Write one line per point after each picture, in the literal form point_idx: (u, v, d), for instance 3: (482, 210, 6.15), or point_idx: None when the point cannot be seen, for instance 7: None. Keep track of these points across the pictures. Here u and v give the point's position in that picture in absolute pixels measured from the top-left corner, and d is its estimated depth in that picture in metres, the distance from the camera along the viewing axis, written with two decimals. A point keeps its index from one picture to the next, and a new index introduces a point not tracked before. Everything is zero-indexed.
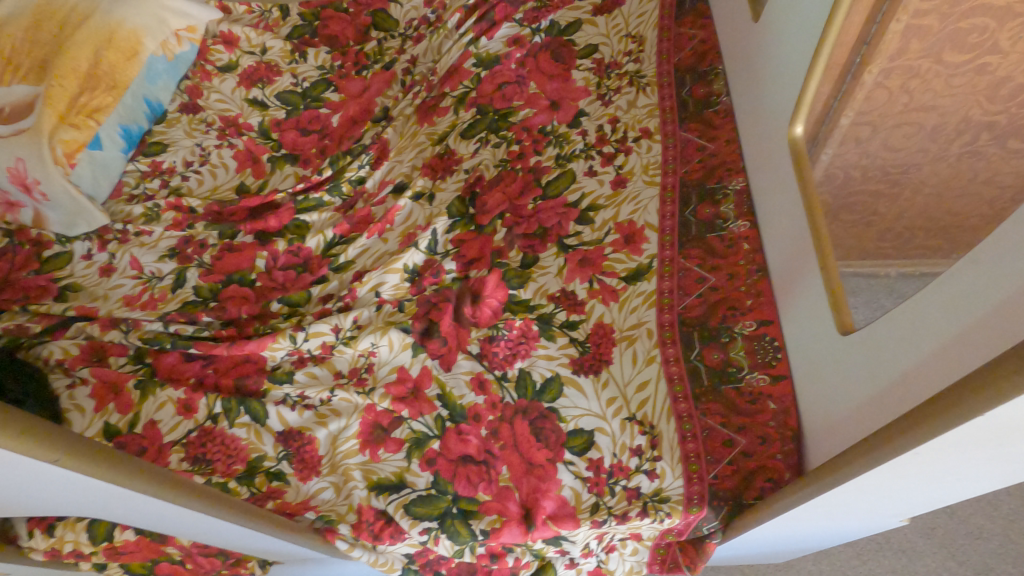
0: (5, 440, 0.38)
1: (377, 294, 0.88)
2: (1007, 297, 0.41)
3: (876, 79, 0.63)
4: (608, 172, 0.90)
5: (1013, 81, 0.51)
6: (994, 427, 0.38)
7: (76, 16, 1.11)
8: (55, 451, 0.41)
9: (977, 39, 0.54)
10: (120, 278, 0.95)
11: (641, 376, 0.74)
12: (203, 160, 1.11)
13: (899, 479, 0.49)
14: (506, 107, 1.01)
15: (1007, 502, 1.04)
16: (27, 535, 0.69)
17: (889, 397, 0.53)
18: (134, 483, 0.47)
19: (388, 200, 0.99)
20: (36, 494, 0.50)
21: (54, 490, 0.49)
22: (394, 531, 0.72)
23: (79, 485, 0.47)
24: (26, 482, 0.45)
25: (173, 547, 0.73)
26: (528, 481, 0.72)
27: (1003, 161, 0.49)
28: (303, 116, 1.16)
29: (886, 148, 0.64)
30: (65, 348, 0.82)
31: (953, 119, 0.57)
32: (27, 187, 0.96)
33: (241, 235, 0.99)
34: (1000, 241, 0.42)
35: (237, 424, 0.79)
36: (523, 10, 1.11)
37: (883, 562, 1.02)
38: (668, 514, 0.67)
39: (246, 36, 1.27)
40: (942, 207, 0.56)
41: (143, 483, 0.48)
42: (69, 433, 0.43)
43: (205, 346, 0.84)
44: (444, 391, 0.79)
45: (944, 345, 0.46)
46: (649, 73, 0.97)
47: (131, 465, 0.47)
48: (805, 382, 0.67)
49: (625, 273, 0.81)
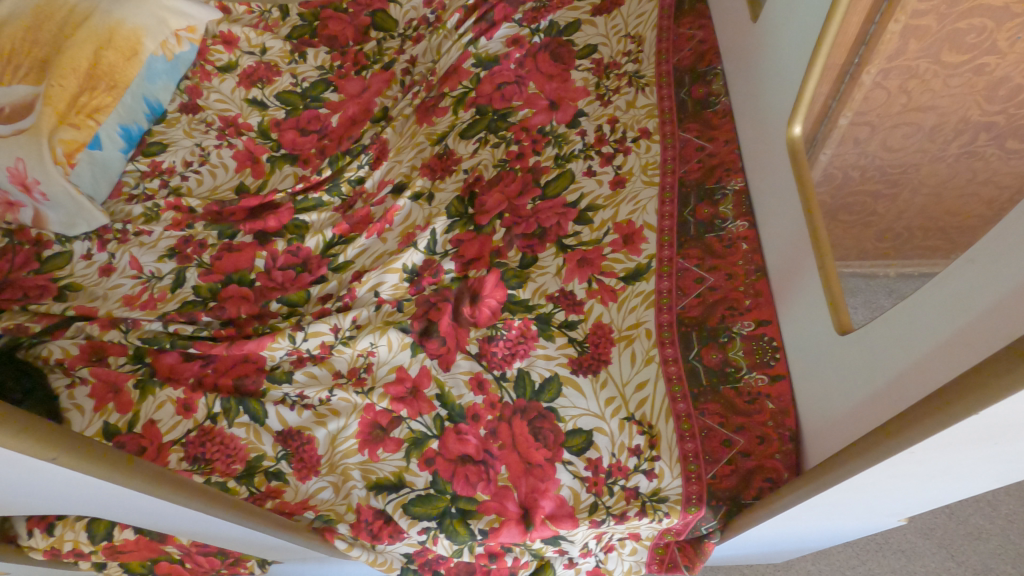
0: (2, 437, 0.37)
1: (377, 294, 0.88)
2: (1003, 296, 0.41)
3: (875, 79, 0.63)
4: (607, 172, 0.90)
5: (1012, 82, 0.50)
6: (991, 425, 0.38)
7: (76, 16, 1.11)
8: (55, 450, 0.41)
9: (975, 40, 0.53)
10: (120, 277, 0.95)
11: (639, 376, 0.74)
12: (202, 160, 1.12)
13: (896, 478, 0.49)
14: (506, 107, 1.02)
15: (1005, 503, 1.05)
16: (27, 534, 0.69)
17: (887, 397, 0.53)
18: (134, 482, 0.47)
19: (387, 200, 0.99)
20: (36, 494, 0.51)
21: (55, 489, 0.49)
22: (393, 530, 0.72)
23: (79, 484, 0.47)
24: (24, 480, 0.45)
25: (173, 547, 0.73)
26: (527, 481, 0.72)
27: (1001, 161, 0.49)
28: (303, 116, 1.16)
29: (884, 148, 0.64)
30: (65, 348, 0.82)
31: (951, 119, 0.57)
32: (26, 186, 0.95)
33: (241, 235, 1.00)
34: (997, 241, 0.43)
35: (236, 424, 0.79)
36: (522, 10, 1.11)
37: (882, 562, 1.02)
38: (666, 514, 0.67)
39: (245, 36, 1.27)
40: (940, 208, 0.56)
41: (140, 481, 0.48)
42: (69, 432, 0.43)
43: (205, 346, 0.84)
44: (443, 390, 0.79)
45: (942, 344, 0.46)
46: (649, 73, 0.97)
47: (128, 464, 0.47)
48: (803, 382, 0.68)
49: (624, 273, 0.81)
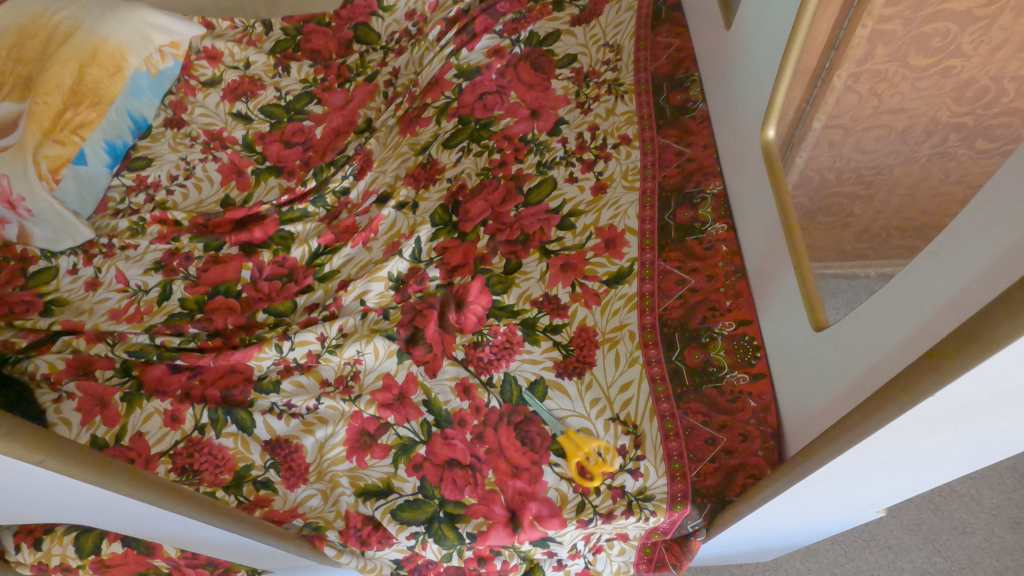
0: None
1: (362, 302, 0.89)
2: (965, 284, 0.43)
3: (846, 83, 0.66)
4: (588, 178, 0.92)
5: (977, 83, 0.52)
6: (950, 406, 0.40)
7: (60, 34, 1.13)
8: (29, 448, 0.42)
9: (939, 43, 0.55)
10: (107, 291, 0.96)
11: (623, 377, 0.76)
12: (188, 174, 1.12)
13: (870, 465, 0.51)
14: (487, 116, 1.03)
15: (989, 497, 1.06)
16: (14, 549, 0.69)
17: (861, 389, 0.54)
18: (95, 478, 0.47)
19: (371, 210, 1.00)
20: (9, 502, 0.51)
21: (53, 498, 0.51)
22: (382, 536, 0.72)
23: (56, 485, 0.48)
24: (22, 487, 0.48)
25: (161, 559, 0.71)
26: (514, 484, 0.73)
27: (973, 161, 0.49)
28: (287, 128, 1.17)
29: (858, 150, 0.66)
30: (51, 363, 0.83)
31: (921, 121, 0.59)
32: (12, 204, 0.96)
33: (226, 247, 1.00)
34: (956, 231, 0.45)
35: (224, 434, 0.79)
36: (502, 22, 1.13)
37: (870, 559, 1.03)
38: (653, 512, 0.68)
39: (229, 51, 1.28)
40: (914, 208, 0.56)
41: (132, 485, 0.50)
42: (56, 437, 0.45)
43: (192, 358, 0.85)
44: (429, 396, 0.80)
45: (908, 334, 0.48)
46: (627, 81, 0.99)
47: (119, 469, 0.49)
48: (783, 379, 0.69)
49: (606, 277, 0.83)
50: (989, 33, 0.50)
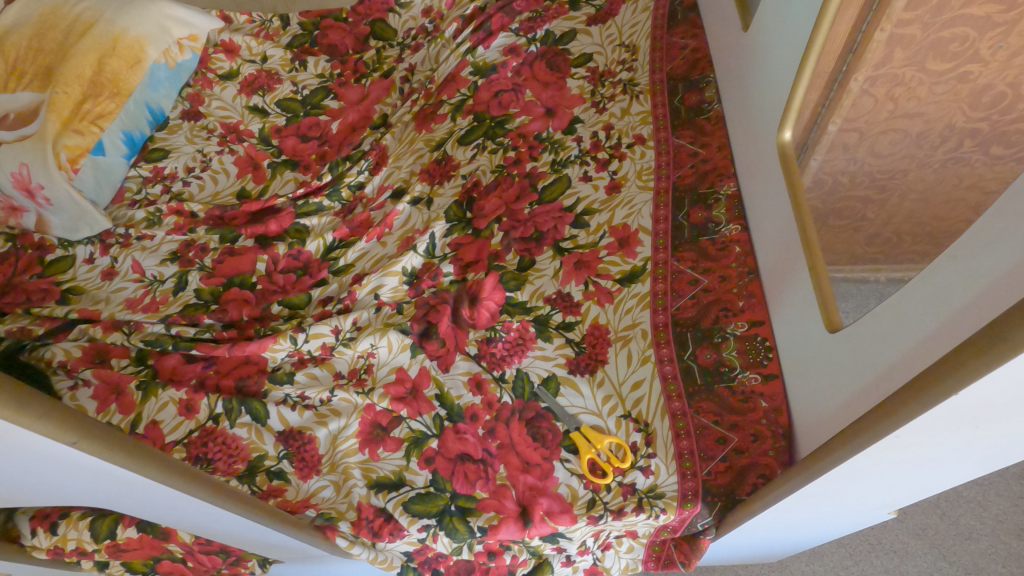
0: (26, 418, 0.41)
1: (377, 296, 0.90)
2: (985, 287, 0.43)
3: (863, 86, 0.65)
4: (603, 177, 0.92)
5: (994, 89, 0.52)
6: (972, 405, 0.40)
7: (81, 24, 1.14)
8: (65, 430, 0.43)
9: (958, 48, 0.55)
10: (123, 281, 0.96)
11: (635, 375, 0.76)
12: (204, 166, 1.13)
13: (886, 465, 0.51)
14: (503, 114, 1.03)
15: (997, 504, 1.06)
16: (30, 533, 0.70)
17: (875, 389, 0.54)
18: (123, 462, 0.48)
19: (387, 205, 1.01)
20: (30, 482, 0.52)
21: (76, 480, 0.52)
22: (393, 528, 0.73)
23: (82, 466, 0.49)
24: (49, 467, 0.49)
25: (176, 544, 0.73)
26: (524, 479, 0.73)
27: (987, 167, 0.49)
28: (303, 123, 1.18)
29: (873, 154, 0.66)
30: (67, 351, 0.84)
31: (937, 126, 0.59)
32: (31, 192, 0.98)
33: (242, 240, 1.01)
34: (979, 233, 0.44)
35: (238, 424, 0.80)
36: (519, 20, 1.13)
37: (876, 563, 1.03)
38: (663, 510, 0.69)
39: (246, 45, 1.29)
40: (928, 212, 0.56)
41: (155, 470, 0.51)
42: (88, 420, 0.46)
43: (206, 348, 0.85)
44: (442, 390, 0.81)
45: (927, 335, 0.48)
46: (643, 81, 0.99)
47: (143, 452, 0.50)
48: (795, 380, 0.69)
49: (620, 276, 0.83)
50: (1007, 40, 0.50)
